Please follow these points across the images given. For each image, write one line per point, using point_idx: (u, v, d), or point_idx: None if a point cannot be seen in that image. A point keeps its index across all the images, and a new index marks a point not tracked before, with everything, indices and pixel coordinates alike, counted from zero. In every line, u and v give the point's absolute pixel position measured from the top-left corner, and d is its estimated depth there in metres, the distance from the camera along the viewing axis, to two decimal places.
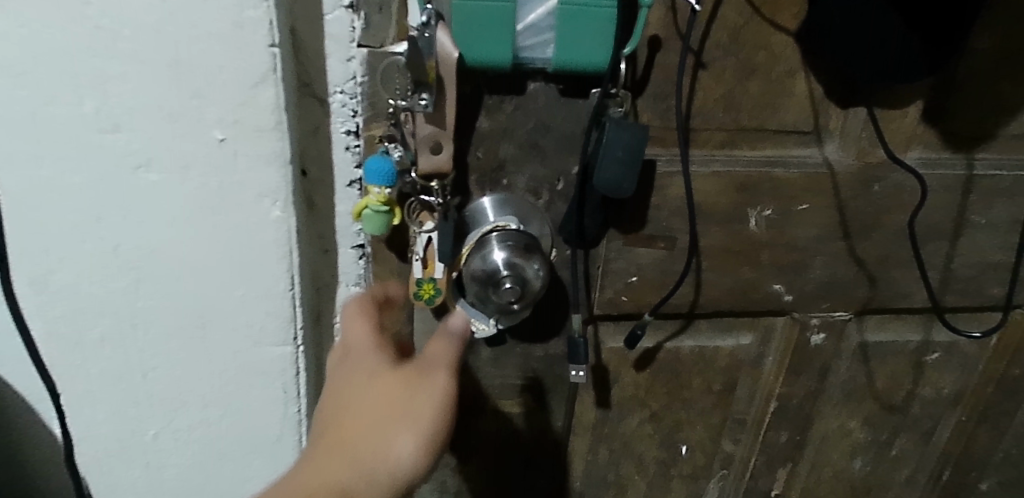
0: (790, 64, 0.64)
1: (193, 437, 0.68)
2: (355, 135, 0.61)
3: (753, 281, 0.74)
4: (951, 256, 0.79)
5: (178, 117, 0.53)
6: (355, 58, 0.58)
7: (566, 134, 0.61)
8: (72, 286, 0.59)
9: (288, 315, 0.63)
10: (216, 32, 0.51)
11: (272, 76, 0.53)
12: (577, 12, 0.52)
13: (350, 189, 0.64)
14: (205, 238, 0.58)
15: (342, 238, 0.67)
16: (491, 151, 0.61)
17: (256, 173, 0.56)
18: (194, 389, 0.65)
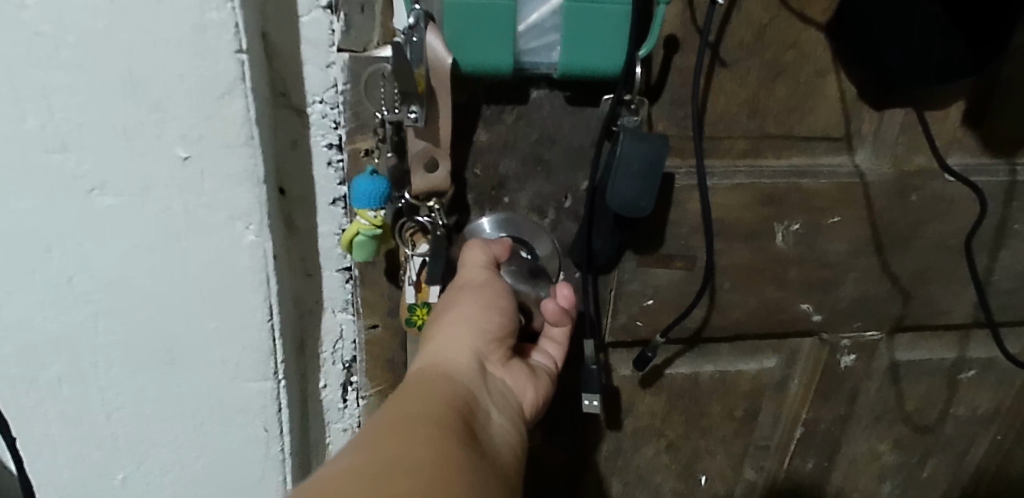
0: (820, 63, 0.58)
1: (166, 480, 0.61)
2: (337, 149, 0.55)
3: (780, 302, 0.68)
4: (990, 268, 0.72)
5: (133, 135, 0.46)
6: (335, 64, 0.52)
7: (574, 146, 0.54)
8: (22, 323, 0.52)
9: (266, 349, 0.56)
10: (175, 38, 0.44)
11: (240, 86, 0.46)
12: (586, 10, 0.45)
13: (334, 208, 0.58)
14: (170, 268, 0.51)
15: (326, 261, 0.60)
16: (490, 167, 0.54)
17: (226, 194, 0.50)
18: (166, 429, 0.58)
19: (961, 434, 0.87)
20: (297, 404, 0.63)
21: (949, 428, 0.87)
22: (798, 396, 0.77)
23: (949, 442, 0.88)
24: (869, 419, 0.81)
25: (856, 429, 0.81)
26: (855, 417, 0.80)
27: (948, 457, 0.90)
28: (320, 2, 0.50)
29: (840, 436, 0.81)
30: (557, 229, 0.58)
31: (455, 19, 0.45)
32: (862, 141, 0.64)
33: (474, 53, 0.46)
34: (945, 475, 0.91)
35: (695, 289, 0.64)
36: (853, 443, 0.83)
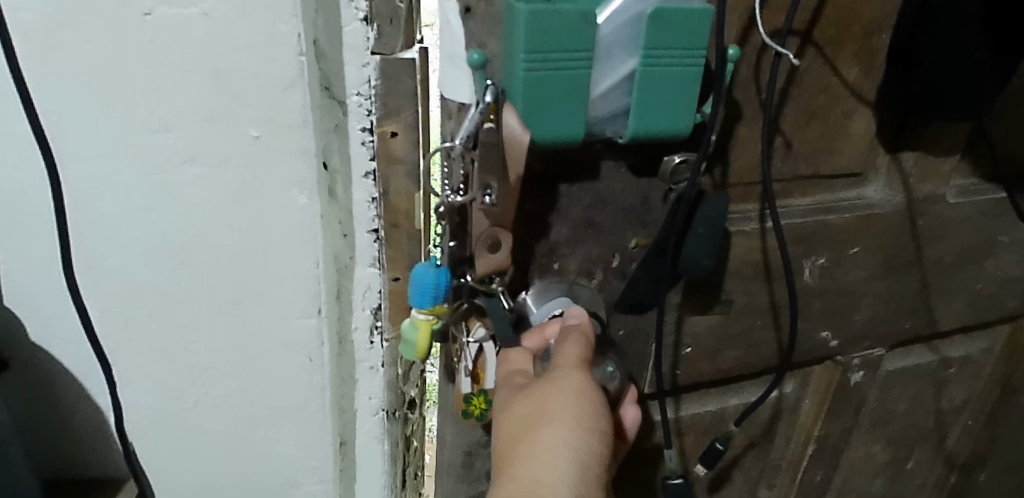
0: (849, 105, 0.58)
1: (235, 422, 0.63)
2: (371, 131, 0.52)
3: (803, 333, 0.68)
4: (979, 279, 0.76)
5: (218, 116, 0.50)
6: (369, 64, 0.50)
7: (626, 206, 0.52)
8: (118, 273, 0.55)
9: (316, 289, 0.58)
10: (251, 42, 0.48)
11: (301, 81, 0.50)
12: (665, 76, 0.43)
13: (367, 181, 0.54)
14: (239, 222, 0.54)
15: (357, 223, 0.55)
16: (544, 236, 0.50)
17: (287, 162, 0.52)
18: (236, 380, 0.61)
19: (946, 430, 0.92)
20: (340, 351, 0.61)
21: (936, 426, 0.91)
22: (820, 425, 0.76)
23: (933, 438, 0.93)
24: (868, 425, 0.84)
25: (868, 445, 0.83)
26: (857, 425, 0.83)
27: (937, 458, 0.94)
28: (358, 13, 0.48)
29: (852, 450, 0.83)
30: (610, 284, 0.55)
31: (534, 94, 0.40)
32: (876, 174, 0.65)
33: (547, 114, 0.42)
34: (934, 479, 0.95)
35: (729, 333, 0.64)
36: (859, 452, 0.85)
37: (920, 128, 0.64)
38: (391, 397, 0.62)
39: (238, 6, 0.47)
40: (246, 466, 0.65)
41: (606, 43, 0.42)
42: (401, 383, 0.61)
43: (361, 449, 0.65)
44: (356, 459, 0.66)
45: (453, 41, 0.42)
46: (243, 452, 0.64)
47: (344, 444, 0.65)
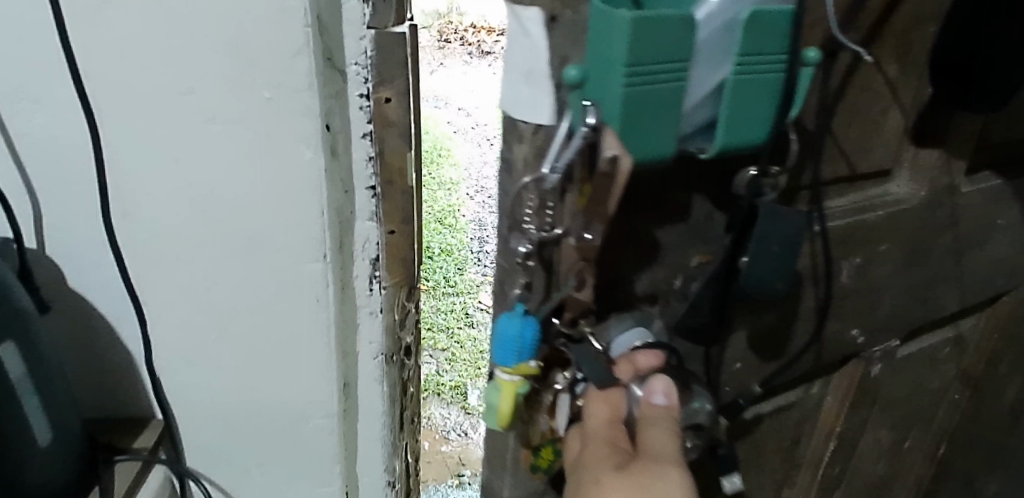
0: (886, 102, 0.62)
1: (252, 355, 0.69)
2: (369, 97, 0.58)
3: (835, 330, 0.73)
4: (973, 259, 0.79)
5: (233, 83, 0.54)
6: (367, 37, 0.56)
7: (689, 230, 0.63)
8: (150, 217, 0.61)
9: (319, 238, 0.61)
10: (263, 15, 0.51)
11: (307, 50, 0.53)
12: (743, 84, 0.49)
13: (365, 141, 0.60)
14: (251, 175, 0.58)
15: (357, 179, 0.62)
16: (619, 261, 0.61)
17: (293, 123, 0.56)
18: (255, 318, 0.66)
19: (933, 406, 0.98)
20: (345, 292, 0.67)
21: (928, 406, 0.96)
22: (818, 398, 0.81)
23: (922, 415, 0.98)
24: (877, 411, 0.86)
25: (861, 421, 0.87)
26: (868, 412, 0.85)
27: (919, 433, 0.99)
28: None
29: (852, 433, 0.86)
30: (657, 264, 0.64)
31: (627, 105, 0.46)
32: (901, 169, 0.68)
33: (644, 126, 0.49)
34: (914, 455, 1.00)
35: (775, 338, 0.71)
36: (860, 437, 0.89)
37: (949, 120, 0.68)
38: (388, 340, 0.72)
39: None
40: (263, 398, 0.72)
41: (699, 46, 0.48)
42: (397, 328, 0.71)
43: (361, 388, 0.74)
44: (358, 396, 0.74)
45: (528, 62, 0.50)
46: (261, 384, 0.71)
47: (349, 384, 0.73)
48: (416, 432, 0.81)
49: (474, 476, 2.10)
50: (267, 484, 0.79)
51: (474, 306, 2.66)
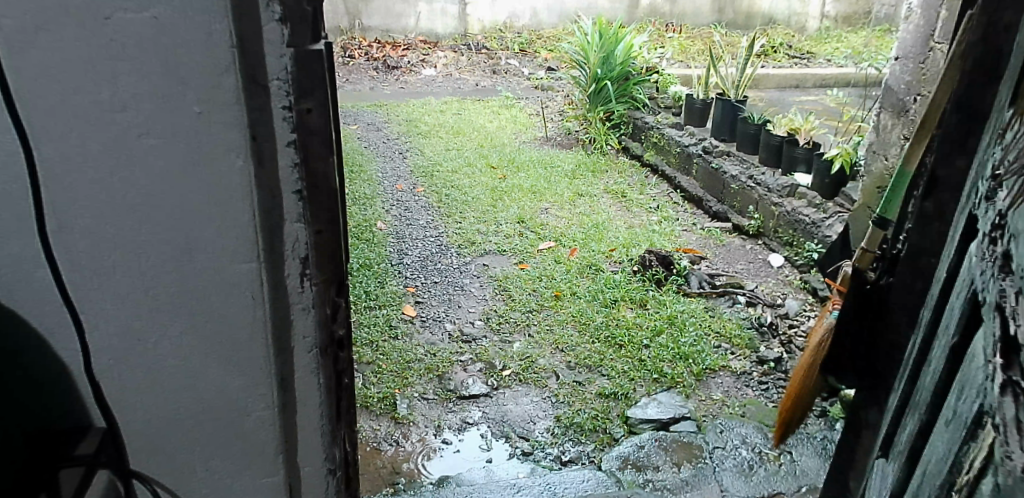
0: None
1: (186, 357, 0.72)
2: (290, 108, 0.66)
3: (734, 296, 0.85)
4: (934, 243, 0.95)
5: (168, 98, 0.60)
6: (287, 55, 0.64)
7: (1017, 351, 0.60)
8: (87, 225, 0.65)
9: (252, 238, 0.67)
10: (193, 38, 0.58)
11: (234, 67, 0.60)
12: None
13: (288, 149, 0.68)
14: (187, 183, 0.64)
15: (284, 184, 0.69)
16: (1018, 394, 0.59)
17: (224, 134, 0.62)
18: (188, 322, 0.70)
19: (868, 359, 1.19)
20: (277, 291, 0.72)
21: (881, 367, 1.16)
22: (896, 418, 0.95)
23: (867, 368, 1.20)
24: None
25: (889, 427, 0.98)
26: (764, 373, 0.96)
27: (864, 381, 1.21)
28: (275, 16, 0.62)
29: (890, 436, 0.97)
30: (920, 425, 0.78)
31: None
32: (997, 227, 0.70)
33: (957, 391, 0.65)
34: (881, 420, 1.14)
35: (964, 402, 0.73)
36: (885, 431, 1.00)
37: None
38: (321, 333, 0.78)
39: (182, 9, 0.57)
40: (207, 401, 0.75)
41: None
42: (328, 322, 0.79)
43: (299, 381, 0.79)
44: (297, 396, 0.80)
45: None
46: (202, 388, 0.74)
47: (286, 383, 0.78)
48: (348, 420, 0.88)
49: (409, 483, 2.08)
50: (211, 482, 0.81)
51: (396, 318, 2.86)
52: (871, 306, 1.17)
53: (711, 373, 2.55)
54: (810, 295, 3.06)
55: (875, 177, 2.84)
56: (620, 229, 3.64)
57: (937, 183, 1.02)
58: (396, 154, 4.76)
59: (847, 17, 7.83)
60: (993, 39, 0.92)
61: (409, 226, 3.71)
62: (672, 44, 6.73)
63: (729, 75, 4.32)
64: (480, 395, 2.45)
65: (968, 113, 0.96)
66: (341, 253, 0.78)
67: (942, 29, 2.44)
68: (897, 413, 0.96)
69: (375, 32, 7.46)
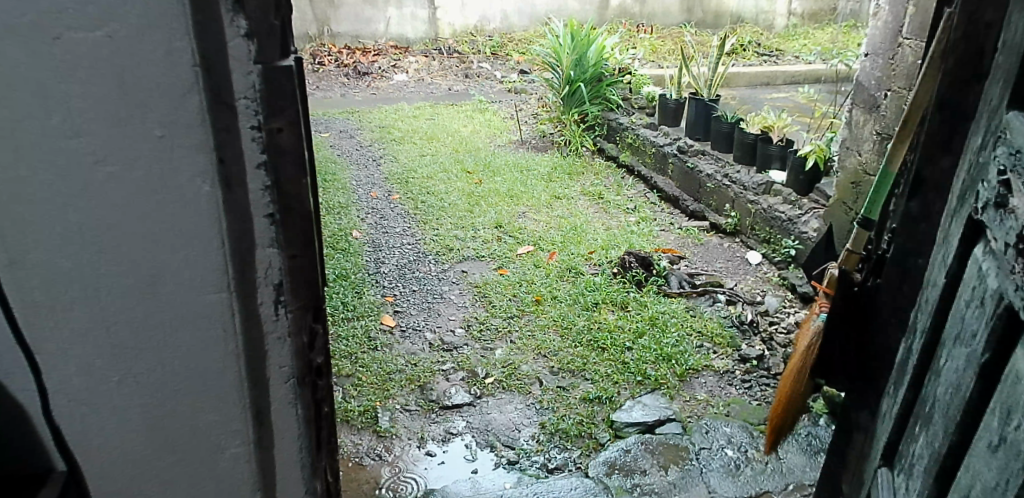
0: None
1: (153, 392, 0.68)
2: (260, 128, 0.61)
3: None
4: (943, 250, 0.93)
5: (127, 122, 0.56)
6: (254, 72, 0.59)
7: None
8: (38, 260, 0.60)
9: (221, 267, 0.63)
10: (151, 57, 0.54)
11: (196, 88, 0.56)
12: None
13: (259, 172, 0.63)
14: (146, 210, 0.59)
15: (254, 209, 0.64)
16: None
17: (189, 159, 0.58)
18: (154, 356, 0.66)
19: (857, 362, 1.16)
20: (250, 320, 0.68)
21: (870, 368, 1.12)
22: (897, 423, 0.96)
23: (858, 370, 1.15)
24: None
25: (892, 435, 1.01)
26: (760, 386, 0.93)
27: (854, 384, 1.17)
28: (240, 31, 0.58)
29: (895, 444, 1.01)
30: (947, 433, 0.81)
31: None
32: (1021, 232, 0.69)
33: (1003, 408, 0.70)
34: (872, 424, 1.11)
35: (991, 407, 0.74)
36: (887, 439, 1.03)
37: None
38: (299, 362, 0.74)
39: (139, 27, 0.53)
40: (177, 438, 0.71)
41: None
42: (305, 351, 0.74)
43: (276, 414, 0.74)
44: (275, 429, 0.75)
45: None
46: (172, 425, 0.70)
47: (262, 416, 0.73)
48: (328, 450, 0.84)
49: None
50: None
51: (375, 329, 2.80)
52: (858, 306, 1.16)
53: (695, 373, 2.53)
54: (789, 291, 3.07)
55: (849, 173, 2.85)
56: (599, 231, 3.62)
57: (921, 184, 0.99)
58: (370, 162, 4.69)
59: (813, 14, 7.94)
60: (974, 37, 0.88)
61: (385, 234, 3.66)
62: (643, 44, 6.75)
63: (701, 75, 4.33)
64: (463, 404, 2.41)
65: (950, 112, 0.93)
66: (317, 278, 0.74)
67: (910, 24, 2.46)
68: (902, 421, 0.99)
69: (344, 38, 7.38)
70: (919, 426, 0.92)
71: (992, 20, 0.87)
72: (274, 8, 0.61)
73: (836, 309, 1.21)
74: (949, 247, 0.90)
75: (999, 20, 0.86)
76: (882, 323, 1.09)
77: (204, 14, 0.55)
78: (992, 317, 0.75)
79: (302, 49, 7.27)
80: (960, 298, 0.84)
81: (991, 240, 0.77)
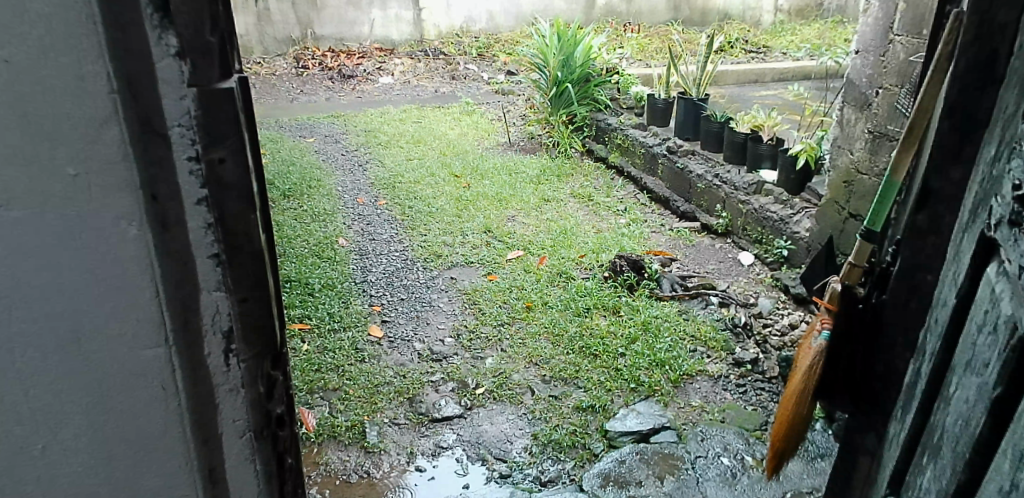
0: None
1: (84, 457, 0.61)
2: (199, 159, 0.54)
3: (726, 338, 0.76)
4: (950, 269, 0.82)
5: (32, 160, 0.50)
6: (189, 96, 0.52)
7: None
8: None
9: (158, 319, 0.57)
10: (59, 84, 0.48)
11: (116, 118, 0.50)
12: None
13: (200, 208, 0.56)
14: (63, 256, 0.53)
15: (197, 249, 0.57)
16: None
17: (111, 199, 0.52)
18: (83, 418, 0.59)
19: (860, 385, 1.07)
20: (195, 375, 0.61)
21: (877, 390, 1.04)
22: (906, 454, 0.87)
23: (864, 392, 1.07)
24: None
25: (899, 463, 0.89)
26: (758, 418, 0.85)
27: (860, 407, 1.08)
28: (170, 49, 0.50)
29: (901, 473, 0.89)
30: (955, 471, 0.70)
31: None
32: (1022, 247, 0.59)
33: (1017, 455, 0.58)
34: (879, 447, 1.03)
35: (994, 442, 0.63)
36: (893, 467, 0.91)
37: None
38: (255, 416, 0.66)
39: (42, 49, 0.48)
40: None
41: None
42: (263, 403, 0.66)
43: (232, 473, 0.67)
44: (230, 487, 0.68)
45: None
46: (109, 491, 0.63)
47: (216, 474, 0.66)
48: None
49: None
50: None
51: (362, 340, 2.72)
52: (865, 323, 1.05)
53: (689, 378, 2.47)
54: (782, 292, 3.01)
55: (841, 172, 2.80)
56: (589, 234, 3.56)
57: (930, 194, 0.88)
58: (356, 167, 4.60)
59: (800, 10, 7.94)
60: (987, 39, 0.77)
61: (372, 241, 3.57)
62: (631, 43, 6.70)
63: (689, 73, 4.28)
64: (454, 417, 2.33)
65: (961, 118, 0.82)
66: (273, 320, 0.65)
67: (901, 21, 2.40)
68: (907, 449, 0.87)
69: (328, 41, 7.29)
70: (927, 457, 0.79)
71: (1006, 20, 0.75)
72: (211, 21, 0.52)
73: (837, 327, 1.08)
74: (961, 263, 0.77)
75: (1015, 20, 0.74)
76: (887, 342, 1.01)
77: (125, 34, 0.49)
78: (1004, 348, 0.62)
79: (286, 53, 7.17)
80: (971, 321, 0.71)
81: (1004, 259, 0.64)
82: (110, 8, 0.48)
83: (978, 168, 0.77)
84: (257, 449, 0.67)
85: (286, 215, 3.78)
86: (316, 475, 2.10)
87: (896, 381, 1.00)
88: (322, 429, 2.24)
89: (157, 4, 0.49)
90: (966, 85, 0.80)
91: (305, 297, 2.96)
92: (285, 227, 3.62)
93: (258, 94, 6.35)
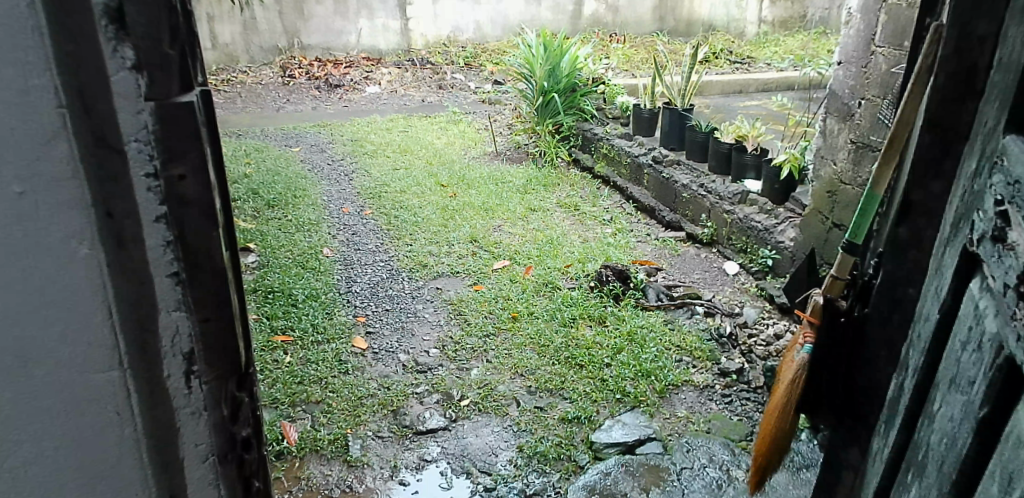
0: None
1: (33, 481, 0.59)
2: (156, 176, 0.52)
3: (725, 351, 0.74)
4: (930, 283, 0.81)
5: None
6: (145, 110, 0.50)
7: None
8: None
9: (114, 341, 0.55)
10: (5, 98, 0.47)
11: (65, 134, 0.48)
12: None
13: (158, 226, 0.54)
14: (12, 276, 0.51)
15: (155, 268, 0.55)
16: None
17: (60, 218, 0.50)
18: (33, 443, 0.57)
19: (844, 398, 1.05)
20: (151, 398, 0.59)
21: (860, 403, 1.02)
22: (891, 469, 0.85)
23: (845, 406, 1.05)
24: None
25: (883, 479, 0.88)
26: None
27: (842, 420, 1.06)
28: (126, 62, 0.49)
29: (885, 489, 0.87)
30: (941, 491, 0.69)
31: None
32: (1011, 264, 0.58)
33: (1004, 477, 0.57)
34: (862, 462, 1.01)
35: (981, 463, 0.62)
36: (878, 482, 0.90)
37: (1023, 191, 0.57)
38: (219, 437, 0.64)
39: None
40: None
41: None
42: (226, 424, 0.64)
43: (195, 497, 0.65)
44: None
45: None
46: None
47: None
48: None
49: None
50: None
51: (346, 352, 2.68)
52: (847, 339, 1.03)
53: (674, 389, 2.45)
54: (767, 302, 3.01)
55: (825, 182, 2.80)
56: (575, 244, 3.55)
57: (908, 207, 0.87)
58: (341, 177, 4.57)
59: (783, 21, 8.02)
60: (966, 52, 0.77)
61: (357, 251, 3.54)
62: (616, 54, 6.74)
63: (674, 83, 4.29)
64: (438, 429, 2.30)
65: (941, 132, 0.81)
66: (237, 341, 0.64)
67: (882, 32, 2.42)
68: (892, 466, 0.85)
69: (315, 50, 7.26)
70: (911, 475, 0.78)
71: (985, 34, 0.75)
72: (168, 33, 0.50)
73: (820, 341, 1.05)
74: (942, 277, 0.76)
75: (994, 33, 0.74)
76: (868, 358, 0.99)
77: (78, 45, 0.47)
78: (989, 367, 0.61)
79: (272, 61, 7.14)
80: (955, 338, 0.70)
81: (987, 276, 0.63)
82: (62, 18, 0.46)
83: (959, 180, 0.77)
84: (220, 469, 0.65)
85: (270, 225, 3.74)
86: (298, 490, 2.05)
87: (880, 396, 0.97)
88: (304, 444, 2.19)
89: (112, 16, 0.47)
90: (946, 97, 0.79)
91: (288, 308, 2.92)
92: (269, 237, 3.57)
93: (243, 103, 6.31)
